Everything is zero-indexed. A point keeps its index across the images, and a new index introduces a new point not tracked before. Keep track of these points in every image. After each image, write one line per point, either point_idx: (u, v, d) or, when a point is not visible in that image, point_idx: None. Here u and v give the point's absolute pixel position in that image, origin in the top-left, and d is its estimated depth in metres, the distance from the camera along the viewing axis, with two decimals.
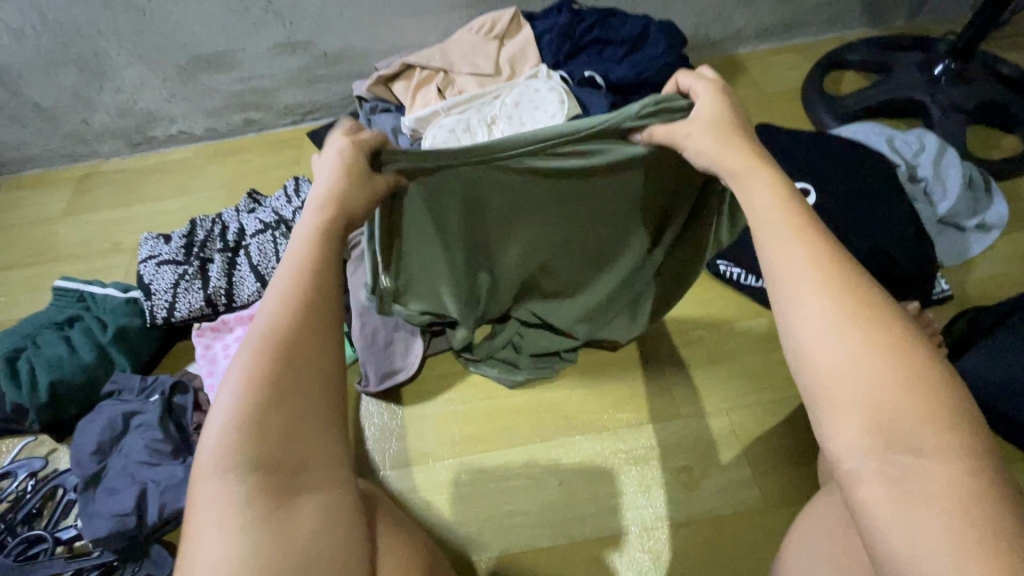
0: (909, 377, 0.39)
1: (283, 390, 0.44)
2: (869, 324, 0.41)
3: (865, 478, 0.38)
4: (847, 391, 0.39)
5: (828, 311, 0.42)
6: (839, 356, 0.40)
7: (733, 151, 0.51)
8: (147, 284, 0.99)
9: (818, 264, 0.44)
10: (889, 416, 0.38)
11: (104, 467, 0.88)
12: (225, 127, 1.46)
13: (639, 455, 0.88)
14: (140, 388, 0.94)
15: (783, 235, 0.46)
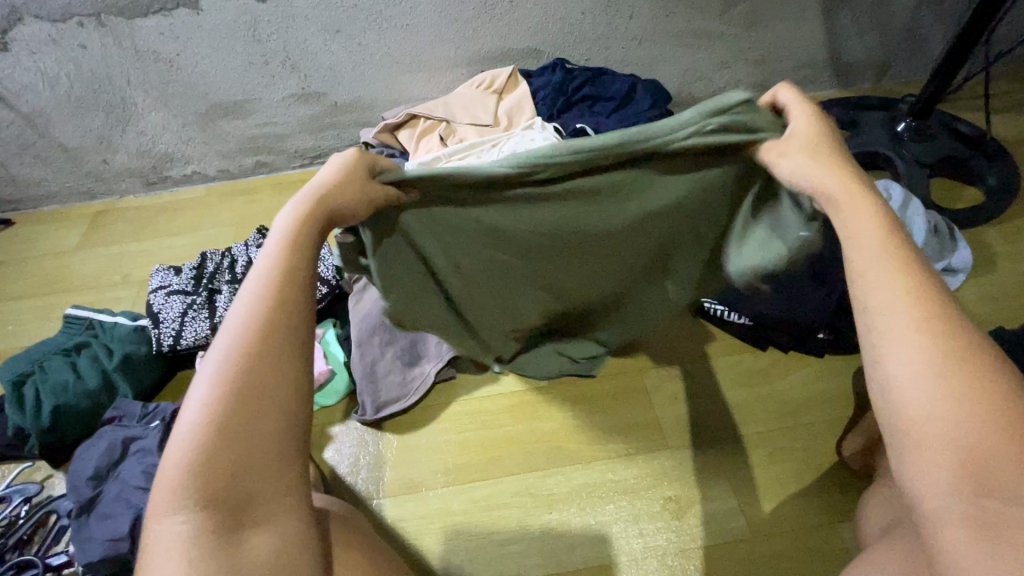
0: (1002, 420, 0.38)
1: (253, 416, 0.43)
2: (964, 363, 0.40)
3: (952, 521, 0.39)
4: (935, 434, 0.39)
5: (922, 347, 0.41)
6: (929, 399, 0.40)
7: (831, 174, 0.50)
8: (156, 313, 1.03)
9: (915, 300, 0.43)
10: (984, 463, 0.38)
11: (99, 492, 0.88)
12: (237, 168, 1.55)
13: (629, 485, 0.90)
14: (141, 415, 0.97)
15: (880, 269, 0.45)
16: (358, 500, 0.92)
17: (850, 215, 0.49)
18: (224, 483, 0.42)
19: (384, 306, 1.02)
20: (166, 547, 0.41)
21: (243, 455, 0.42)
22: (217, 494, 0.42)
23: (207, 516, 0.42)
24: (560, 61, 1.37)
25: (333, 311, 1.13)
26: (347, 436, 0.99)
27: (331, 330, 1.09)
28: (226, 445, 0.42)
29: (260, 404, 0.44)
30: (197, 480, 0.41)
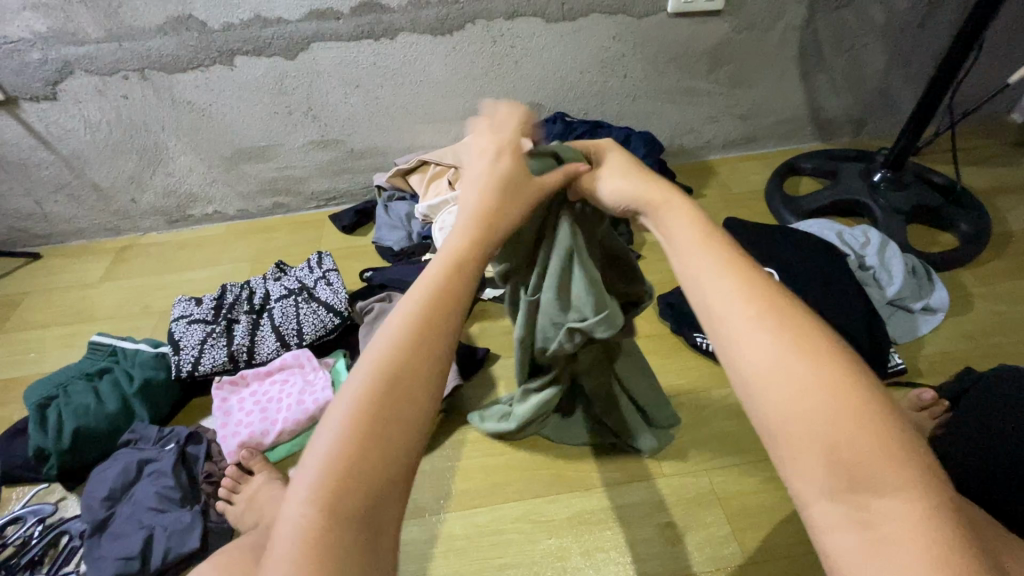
0: (850, 403, 0.38)
1: (409, 396, 0.44)
2: (806, 351, 0.41)
3: (836, 520, 0.36)
4: (802, 425, 0.38)
5: (768, 341, 0.42)
6: (791, 389, 0.40)
7: (655, 188, 0.59)
8: (176, 341, 1.09)
9: (753, 296, 0.45)
10: (847, 451, 0.37)
11: (112, 513, 0.91)
12: (256, 208, 1.65)
13: (626, 511, 0.93)
14: (156, 438, 1.00)
15: (707, 266, 0.48)
16: None
17: (667, 219, 0.55)
18: (364, 458, 0.41)
19: None
20: (292, 528, 0.39)
21: (382, 431, 0.42)
22: (365, 457, 0.41)
23: (341, 493, 0.39)
24: (560, 114, 1.50)
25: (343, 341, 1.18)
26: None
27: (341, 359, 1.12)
28: (373, 407, 0.43)
29: (412, 383, 0.45)
30: (346, 455, 0.40)
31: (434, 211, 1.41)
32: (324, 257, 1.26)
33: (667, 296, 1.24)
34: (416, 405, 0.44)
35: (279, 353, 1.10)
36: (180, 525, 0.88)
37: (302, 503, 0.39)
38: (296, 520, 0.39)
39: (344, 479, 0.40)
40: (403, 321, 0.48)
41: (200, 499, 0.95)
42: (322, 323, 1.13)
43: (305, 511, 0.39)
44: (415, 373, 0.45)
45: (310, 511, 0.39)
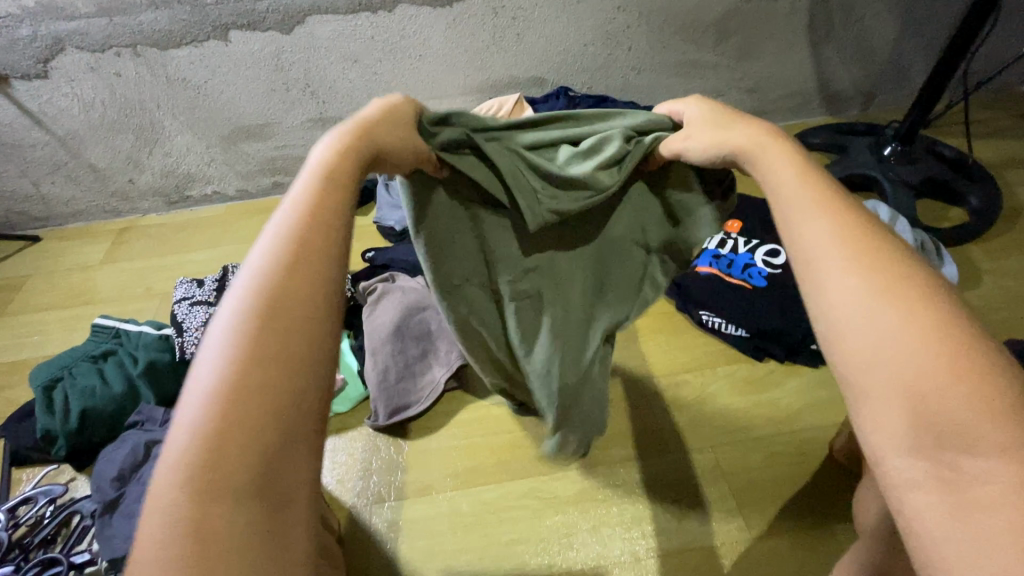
0: (951, 355, 0.33)
1: (289, 354, 0.37)
2: (902, 295, 0.36)
3: (918, 481, 0.32)
4: (884, 370, 0.35)
5: (861, 284, 0.38)
6: (878, 335, 0.36)
7: (737, 130, 0.53)
8: (180, 322, 1.08)
9: (847, 238, 0.41)
10: (934, 405, 0.32)
11: (122, 493, 0.93)
12: (255, 188, 1.62)
13: (631, 488, 0.93)
14: (163, 420, 1.01)
15: (806, 207, 0.44)
16: (367, 502, 0.95)
17: (764, 166, 0.49)
18: (250, 426, 0.34)
19: (396, 318, 1.09)
20: (155, 517, 0.32)
21: (245, 400, 0.34)
22: (218, 442, 0.33)
23: (232, 469, 0.33)
24: (564, 88, 1.45)
25: (347, 322, 1.19)
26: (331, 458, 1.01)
27: (347, 341, 1.16)
28: (248, 375, 0.35)
29: (287, 338, 0.37)
30: (216, 422, 0.33)
31: None
32: None
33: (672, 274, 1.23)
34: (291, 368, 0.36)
35: None
36: None
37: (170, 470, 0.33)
38: (166, 505, 0.32)
39: (216, 438, 0.33)
40: (263, 259, 0.39)
41: None
42: None
43: (171, 495, 0.32)
44: (293, 323, 0.38)
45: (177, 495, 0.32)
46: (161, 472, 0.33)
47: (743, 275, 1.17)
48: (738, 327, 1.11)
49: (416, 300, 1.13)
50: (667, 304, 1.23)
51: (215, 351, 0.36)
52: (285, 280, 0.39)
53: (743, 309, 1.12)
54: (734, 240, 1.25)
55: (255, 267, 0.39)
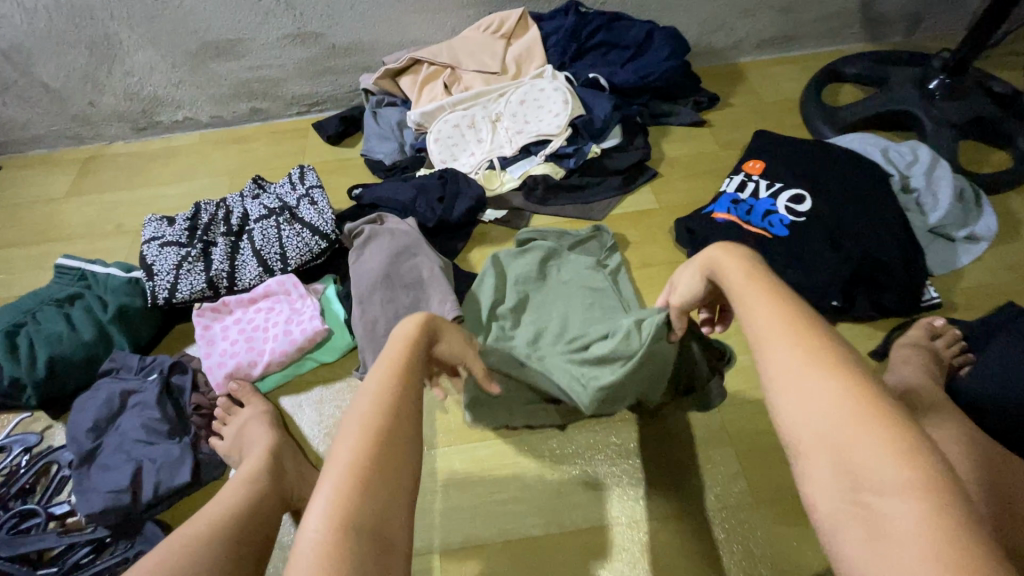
0: (879, 417, 0.40)
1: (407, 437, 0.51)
2: (832, 368, 0.44)
3: (839, 522, 0.39)
4: (810, 433, 0.42)
5: (793, 359, 0.46)
6: (807, 398, 0.43)
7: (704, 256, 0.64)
8: (149, 265, 0.99)
9: (784, 318, 0.49)
10: (846, 452, 0.40)
11: (100, 444, 0.89)
12: (231, 114, 1.47)
13: (632, 448, 0.90)
14: (138, 367, 0.95)
15: (754, 300, 0.53)
16: None
17: (721, 268, 0.59)
18: (376, 490, 0.45)
19: (386, 264, 1.02)
20: (302, 547, 0.42)
21: (365, 472, 0.46)
22: (347, 512, 0.43)
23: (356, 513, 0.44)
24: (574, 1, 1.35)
25: (333, 267, 1.10)
26: (322, 411, 0.97)
27: (332, 287, 1.06)
28: (364, 445, 0.48)
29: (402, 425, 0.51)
30: (345, 484, 0.45)
31: (429, 119, 1.29)
32: (307, 172, 1.13)
33: (685, 220, 1.14)
34: (396, 442, 0.49)
35: (263, 280, 1.02)
36: (170, 458, 0.85)
37: (315, 522, 0.42)
38: (307, 541, 0.42)
39: (354, 493, 0.44)
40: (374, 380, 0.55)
41: (189, 430, 0.91)
42: (307, 248, 1.03)
43: (315, 536, 0.42)
44: (398, 411, 0.52)
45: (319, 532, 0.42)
46: (308, 519, 0.43)
47: (763, 223, 1.08)
48: None
49: (406, 245, 1.05)
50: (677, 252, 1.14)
51: (341, 439, 0.49)
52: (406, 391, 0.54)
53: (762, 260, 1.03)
54: (756, 182, 1.15)
55: (373, 380, 0.55)
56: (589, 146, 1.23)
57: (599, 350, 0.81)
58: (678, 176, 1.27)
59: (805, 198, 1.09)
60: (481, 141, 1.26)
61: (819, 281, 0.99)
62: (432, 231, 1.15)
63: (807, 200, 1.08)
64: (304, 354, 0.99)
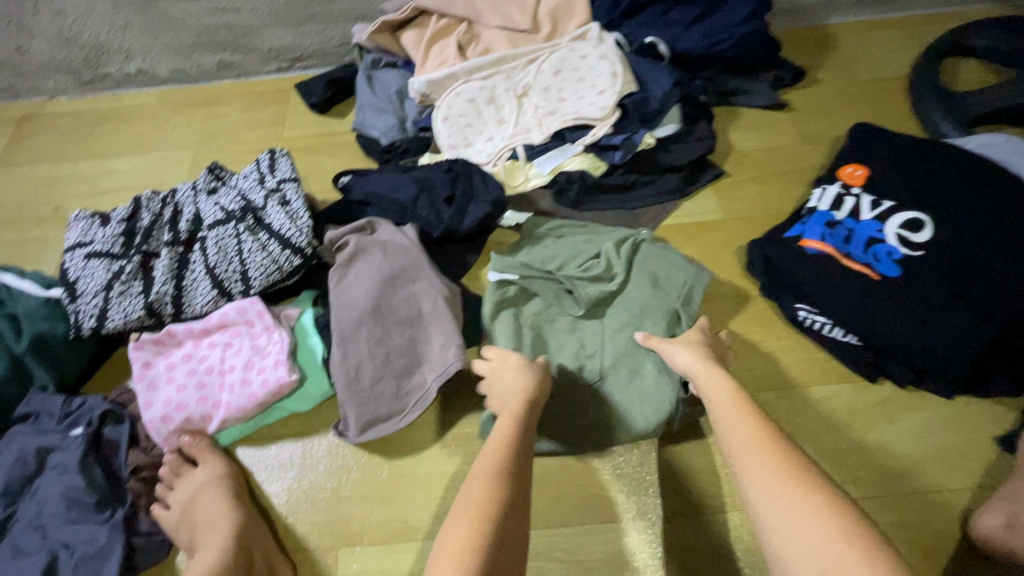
0: (851, 542, 0.46)
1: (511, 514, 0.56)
2: (809, 491, 0.51)
3: None
4: (797, 555, 0.48)
5: (772, 482, 0.53)
6: (802, 525, 0.49)
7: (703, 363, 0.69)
8: (72, 283, 0.77)
9: (760, 440, 0.57)
10: (837, 572, 0.45)
11: (12, 516, 0.70)
12: (194, 69, 1.20)
13: (682, 554, 0.71)
14: (61, 415, 0.75)
15: (735, 421, 0.60)
16: (330, 544, 0.73)
17: (706, 386, 0.66)
18: (488, 567, 0.51)
19: (375, 293, 0.80)
20: None
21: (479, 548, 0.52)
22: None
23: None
24: None
25: (310, 284, 0.87)
26: (291, 475, 0.77)
27: (309, 313, 0.83)
28: (472, 527, 0.54)
29: (508, 506, 0.56)
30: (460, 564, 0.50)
31: (437, 89, 1.02)
32: (279, 159, 0.88)
33: (763, 243, 0.88)
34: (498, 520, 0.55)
35: (219, 306, 0.80)
36: (93, 548, 0.67)
37: None
38: None
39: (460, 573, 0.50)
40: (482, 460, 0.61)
41: (123, 500, 0.73)
42: (274, 265, 0.80)
43: None
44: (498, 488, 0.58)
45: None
46: None
47: (865, 256, 0.82)
48: (848, 332, 0.81)
49: (403, 268, 0.82)
50: (746, 283, 0.90)
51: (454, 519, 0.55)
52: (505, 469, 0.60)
53: (862, 308, 0.79)
54: (856, 197, 0.88)
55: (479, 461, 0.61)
56: (640, 135, 0.96)
57: (593, 298, 0.82)
58: (748, 178, 1.01)
59: (924, 224, 0.83)
60: (503, 122, 1.00)
61: (939, 344, 0.76)
62: (436, 242, 0.91)
63: (926, 226, 0.82)
64: (269, 406, 0.77)
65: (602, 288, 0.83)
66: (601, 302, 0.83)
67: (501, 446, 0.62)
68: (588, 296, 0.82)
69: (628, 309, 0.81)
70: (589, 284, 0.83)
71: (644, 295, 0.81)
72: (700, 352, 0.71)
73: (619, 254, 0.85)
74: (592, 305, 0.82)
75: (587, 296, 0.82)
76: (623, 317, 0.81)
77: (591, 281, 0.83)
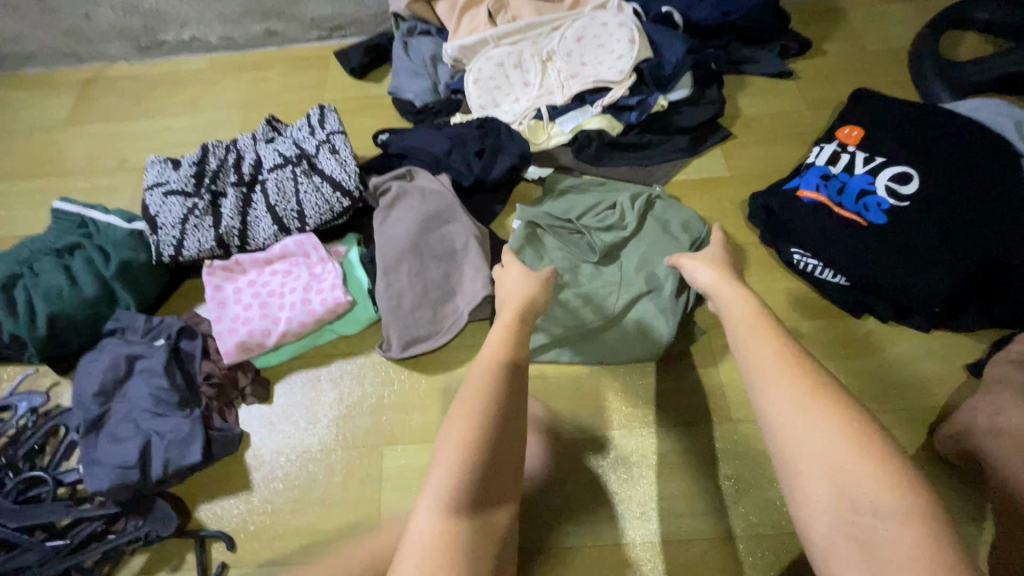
0: (863, 447, 0.49)
1: (502, 427, 0.61)
2: (828, 403, 0.52)
3: (838, 541, 0.47)
4: (810, 458, 0.50)
5: (790, 392, 0.54)
6: (816, 429, 0.51)
7: (722, 281, 0.71)
8: (153, 216, 0.89)
9: (779, 352, 0.58)
10: (845, 474, 0.48)
11: (107, 411, 0.82)
12: (243, 36, 1.30)
13: (685, 458, 0.81)
14: (145, 329, 0.87)
15: (754, 334, 0.60)
16: (376, 443, 0.84)
17: (726, 303, 0.67)
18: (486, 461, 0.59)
19: (414, 232, 0.91)
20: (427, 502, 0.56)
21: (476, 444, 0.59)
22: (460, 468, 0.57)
23: (466, 506, 0.56)
24: None
25: (356, 225, 0.98)
26: (341, 388, 0.88)
27: (355, 250, 0.95)
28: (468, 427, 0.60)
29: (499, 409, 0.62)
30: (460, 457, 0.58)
31: (468, 54, 1.11)
32: (328, 113, 0.98)
33: (763, 194, 0.97)
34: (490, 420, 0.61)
35: (278, 240, 0.91)
36: (179, 435, 0.79)
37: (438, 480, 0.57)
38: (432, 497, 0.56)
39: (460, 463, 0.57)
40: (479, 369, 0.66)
41: (200, 401, 0.84)
42: (327, 205, 0.91)
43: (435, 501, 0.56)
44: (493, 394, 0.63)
45: (434, 526, 0.54)
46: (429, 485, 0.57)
47: (856, 206, 0.91)
48: (838, 273, 0.89)
49: (439, 210, 0.92)
50: (748, 232, 0.99)
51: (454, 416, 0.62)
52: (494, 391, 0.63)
53: (851, 251, 0.88)
54: (851, 154, 0.97)
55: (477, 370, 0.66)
56: (654, 98, 1.05)
57: (607, 244, 0.92)
58: (754, 139, 1.09)
59: (911, 178, 0.91)
60: (528, 85, 1.09)
61: (916, 283, 0.85)
62: (467, 191, 1.01)
63: (913, 180, 0.91)
64: (324, 326, 0.89)
65: (616, 235, 0.93)
66: (615, 248, 0.93)
67: (496, 362, 0.65)
68: (603, 242, 0.92)
69: (640, 253, 0.92)
70: (605, 233, 0.93)
71: (655, 243, 0.92)
72: (720, 271, 0.73)
73: (632, 206, 0.95)
74: (607, 250, 0.92)
75: (602, 242, 0.92)
76: (635, 261, 0.91)
77: (606, 230, 0.94)
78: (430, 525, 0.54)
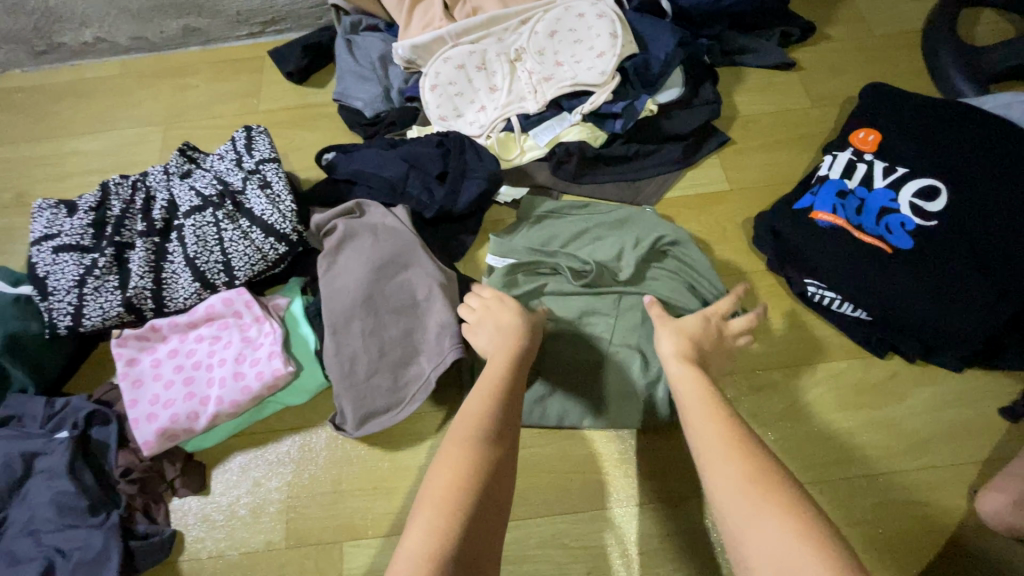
0: (808, 539, 0.44)
1: (501, 457, 0.54)
2: (767, 489, 0.48)
3: None
4: (751, 548, 0.45)
5: (738, 474, 0.50)
6: (760, 519, 0.46)
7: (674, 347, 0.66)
8: (42, 279, 0.73)
9: (728, 426, 0.54)
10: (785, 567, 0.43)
11: (2, 522, 0.68)
12: (158, 35, 1.10)
13: (690, 535, 0.71)
14: (46, 418, 0.72)
15: (703, 410, 0.57)
16: (335, 538, 0.72)
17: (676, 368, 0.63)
18: (482, 485, 0.51)
19: (366, 283, 0.76)
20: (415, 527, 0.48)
21: (481, 463, 0.52)
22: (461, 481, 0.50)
23: (455, 533, 0.47)
24: None
25: (300, 271, 0.83)
26: (290, 469, 0.76)
27: (299, 302, 0.79)
28: (472, 441, 0.54)
29: (500, 437, 0.56)
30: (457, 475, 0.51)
31: (423, 54, 0.94)
32: (256, 137, 0.82)
33: (770, 215, 0.85)
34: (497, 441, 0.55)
35: (203, 299, 0.76)
36: (89, 553, 0.66)
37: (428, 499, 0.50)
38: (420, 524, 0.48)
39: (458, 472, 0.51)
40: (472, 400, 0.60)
41: (117, 502, 0.70)
42: (258, 254, 0.76)
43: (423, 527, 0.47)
44: (489, 418, 0.57)
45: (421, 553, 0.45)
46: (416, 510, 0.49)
47: (877, 228, 0.79)
48: (857, 308, 0.79)
49: (395, 254, 0.78)
50: (752, 257, 0.87)
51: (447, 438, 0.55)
52: (491, 418, 0.57)
53: (873, 282, 0.77)
54: (868, 163, 0.84)
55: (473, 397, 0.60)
56: (642, 101, 0.90)
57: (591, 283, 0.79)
58: (755, 145, 0.96)
59: (938, 191, 0.79)
60: (495, 90, 0.93)
61: (953, 321, 0.74)
62: (431, 222, 0.86)
63: (942, 195, 0.79)
64: (263, 401, 0.75)
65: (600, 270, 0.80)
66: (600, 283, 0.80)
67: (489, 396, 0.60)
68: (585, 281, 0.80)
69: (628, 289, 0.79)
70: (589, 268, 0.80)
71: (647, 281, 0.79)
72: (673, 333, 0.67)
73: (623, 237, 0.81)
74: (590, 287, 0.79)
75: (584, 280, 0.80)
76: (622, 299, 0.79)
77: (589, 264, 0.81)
78: (420, 548, 0.46)
